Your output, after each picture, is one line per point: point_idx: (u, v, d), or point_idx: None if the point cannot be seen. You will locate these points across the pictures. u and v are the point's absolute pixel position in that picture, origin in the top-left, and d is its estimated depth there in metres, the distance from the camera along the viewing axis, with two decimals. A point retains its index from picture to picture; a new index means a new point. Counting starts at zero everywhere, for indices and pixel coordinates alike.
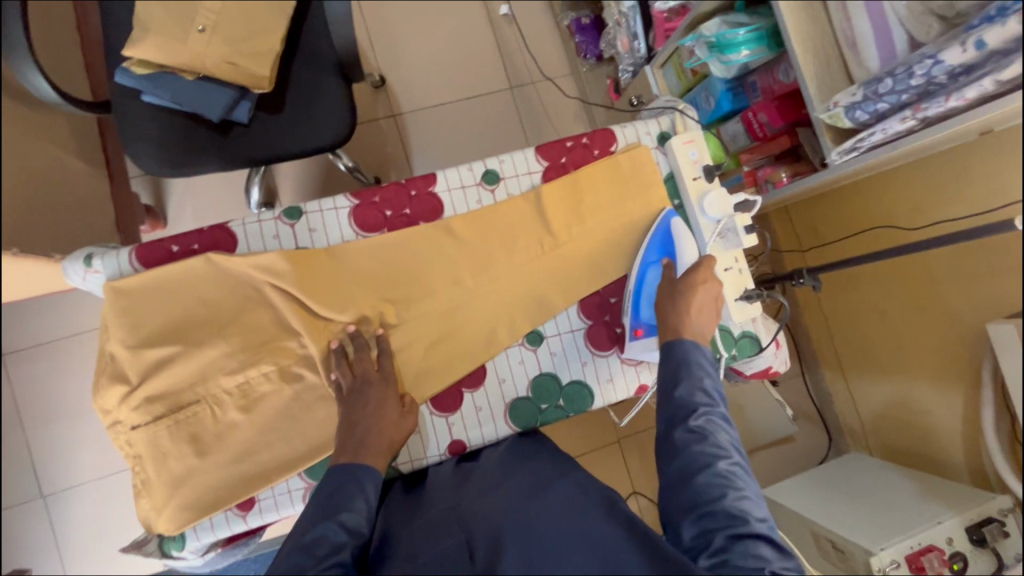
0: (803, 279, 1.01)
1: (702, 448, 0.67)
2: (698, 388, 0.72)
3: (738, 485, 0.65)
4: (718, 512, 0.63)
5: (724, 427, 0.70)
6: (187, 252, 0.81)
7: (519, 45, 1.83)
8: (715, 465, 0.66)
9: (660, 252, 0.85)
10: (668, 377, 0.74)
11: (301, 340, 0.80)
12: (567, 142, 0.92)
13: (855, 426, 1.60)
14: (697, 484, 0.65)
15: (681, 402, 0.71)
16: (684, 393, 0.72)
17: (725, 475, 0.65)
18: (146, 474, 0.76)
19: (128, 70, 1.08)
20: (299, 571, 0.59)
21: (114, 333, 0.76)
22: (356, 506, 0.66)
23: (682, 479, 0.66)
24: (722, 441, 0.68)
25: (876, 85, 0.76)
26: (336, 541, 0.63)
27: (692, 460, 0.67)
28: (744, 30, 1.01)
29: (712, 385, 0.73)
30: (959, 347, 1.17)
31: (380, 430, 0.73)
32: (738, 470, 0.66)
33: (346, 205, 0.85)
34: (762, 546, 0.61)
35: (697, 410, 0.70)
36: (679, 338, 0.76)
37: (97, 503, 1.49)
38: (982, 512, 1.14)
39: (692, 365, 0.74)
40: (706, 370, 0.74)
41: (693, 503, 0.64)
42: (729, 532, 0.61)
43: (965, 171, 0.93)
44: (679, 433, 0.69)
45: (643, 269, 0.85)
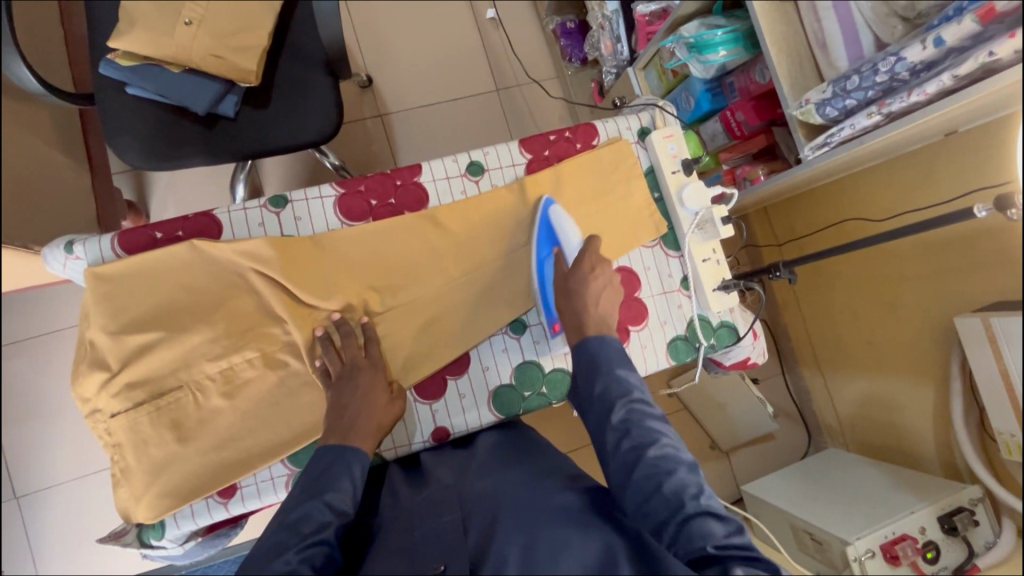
0: (779, 273, 1.04)
1: (627, 442, 0.64)
2: (612, 382, 0.69)
3: (670, 466, 0.61)
4: (656, 504, 0.59)
5: (647, 412, 0.67)
6: (170, 238, 0.81)
7: (505, 48, 1.86)
8: (643, 454, 0.63)
9: (548, 245, 0.85)
10: (586, 381, 0.71)
11: (285, 327, 0.80)
12: (550, 136, 0.94)
13: (833, 423, 1.63)
14: (632, 483, 0.61)
15: (601, 402, 0.69)
16: (600, 391, 0.69)
17: (656, 462, 0.62)
18: (125, 461, 0.76)
19: (113, 62, 1.08)
20: (284, 548, 0.60)
21: (95, 319, 0.75)
22: (342, 486, 0.66)
23: (618, 479, 0.63)
24: (647, 428, 0.65)
25: (844, 82, 0.79)
26: (321, 519, 0.63)
27: (622, 458, 0.63)
28: (721, 32, 1.05)
29: (627, 374, 0.70)
30: (928, 339, 1.21)
31: (364, 415, 0.73)
32: (669, 451, 0.63)
33: (332, 193, 0.86)
34: (706, 521, 0.57)
35: (617, 405, 0.68)
36: (584, 337, 0.74)
37: (72, 505, 1.45)
38: (954, 501, 1.16)
39: (605, 365, 0.71)
40: (618, 361, 0.71)
41: (633, 501, 0.61)
42: (669, 517, 0.58)
43: (930, 169, 0.98)
44: (606, 435, 0.66)
45: (540, 266, 0.85)
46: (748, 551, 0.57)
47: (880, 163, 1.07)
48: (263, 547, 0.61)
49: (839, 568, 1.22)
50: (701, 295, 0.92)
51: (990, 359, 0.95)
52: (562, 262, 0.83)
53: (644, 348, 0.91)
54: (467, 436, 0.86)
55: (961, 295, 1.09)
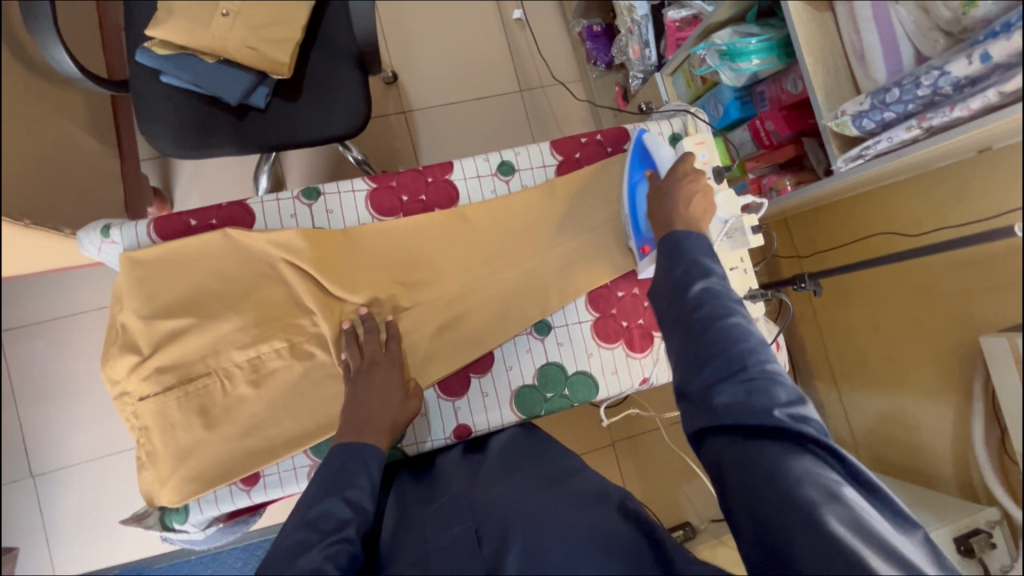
0: (805, 284, 1.04)
1: (704, 312, 0.64)
2: (693, 262, 0.69)
3: (745, 338, 0.62)
4: (724, 364, 0.61)
5: (727, 291, 0.66)
6: (204, 226, 0.81)
7: (531, 49, 1.86)
8: (718, 323, 0.63)
9: (642, 167, 0.87)
10: (665, 261, 0.70)
11: (313, 319, 0.80)
12: (581, 138, 0.94)
13: (846, 436, 1.62)
14: (701, 344, 0.63)
15: (679, 276, 0.68)
16: (681, 268, 0.68)
17: (731, 331, 0.62)
18: (152, 444, 0.77)
19: (149, 50, 1.10)
20: (305, 547, 0.58)
21: (129, 302, 0.76)
22: (359, 482, 0.66)
23: (688, 344, 0.64)
24: (726, 304, 0.64)
25: (883, 95, 0.79)
26: (341, 516, 0.62)
27: (697, 324, 0.64)
28: (756, 40, 1.05)
29: (708, 257, 0.69)
30: (950, 356, 1.19)
31: (387, 408, 0.74)
32: (745, 325, 0.63)
33: (363, 188, 0.86)
34: (773, 388, 0.60)
35: (697, 281, 0.67)
36: (672, 230, 0.74)
37: (86, 486, 1.48)
38: (969, 523, 1.14)
39: (688, 249, 0.70)
40: (704, 249, 0.70)
41: (701, 363, 0.62)
42: (738, 378, 0.60)
43: (960, 185, 0.96)
44: (681, 301, 0.66)
45: (633, 188, 0.86)
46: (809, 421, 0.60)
47: (911, 176, 1.06)
48: (280, 549, 0.59)
49: None
50: None
51: (1015, 379, 0.93)
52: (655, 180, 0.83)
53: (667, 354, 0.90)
54: (482, 439, 0.85)
55: (982, 317, 1.07)
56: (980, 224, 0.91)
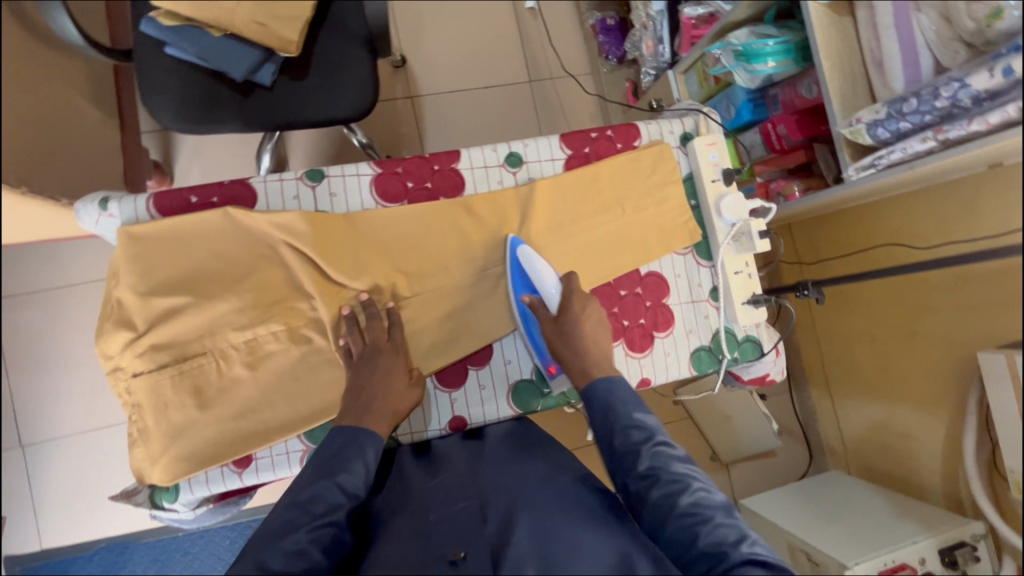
0: (808, 292, 1.02)
1: (659, 492, 0.61)
2: (633, 427, 0.66)
3: (708, 516, 0.59)
4: (698, 559, 0.58)
5: (672, 456, 0.64)
6: (204, 203, 0.79)
7: (542, 39, 1.84)
8: (678, 505, 0.60)
9: (522, 291, 0.83)
10: (602, 429, 0.68)
11: (312, 303, 0.79)
12: (592, 133, 0.92)
13: (837, 445, 1.69)
14: (668, 535, 0.60)
15: (624, 453, 0.65)
16: (620, 438, 0.66)
17: (691, 510, 0.59)
18: (144, 422, 0.76)
19: (154, 20, 1.07)
20: (293, 527, 0.59)
21: (126, 278, 0.75)
22: (355, 469, 0.66)
23: (658, 532, 0.61)
24: (675, 473, 0.62)
25: (900, 104, 0.78)
26: (332, 500, 0.62)
27: (656, 510, 0.61)
28: (773, 42, 1.03)
29: (645, 419, 0.67)
30: (944, 370, 1.20)
31: (385, 397, 0.73)
32: (701, 496, 0.60)
33: (368, 172, 0.84)
34: (753, 572, 0.56)
35: (642, 452, 0.64)
36: (591, 382, 0.71)
37: (75, 458, 1.51)
38: (956, 535, 1.20)
39: (618, 408, 0.68)
40: (633, 403, 0.68)
41: (676, 551, 0.59)
42: (717, 572, 0.56)
43: (961, 203, 0.96)
44: (633, 483, 0.64)
45: (522, 315, 0.83)
46: None
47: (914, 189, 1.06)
48: (272, 523, 0.61)
49: None
50: (730, 308, 0.91)
51: (1013, 398, 0.93)
52: (539, 310, 0.80)
53: (667, 356, 0.90)
54: (478, 431, 0.84)
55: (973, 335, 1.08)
56: (974, 243, 0.90)
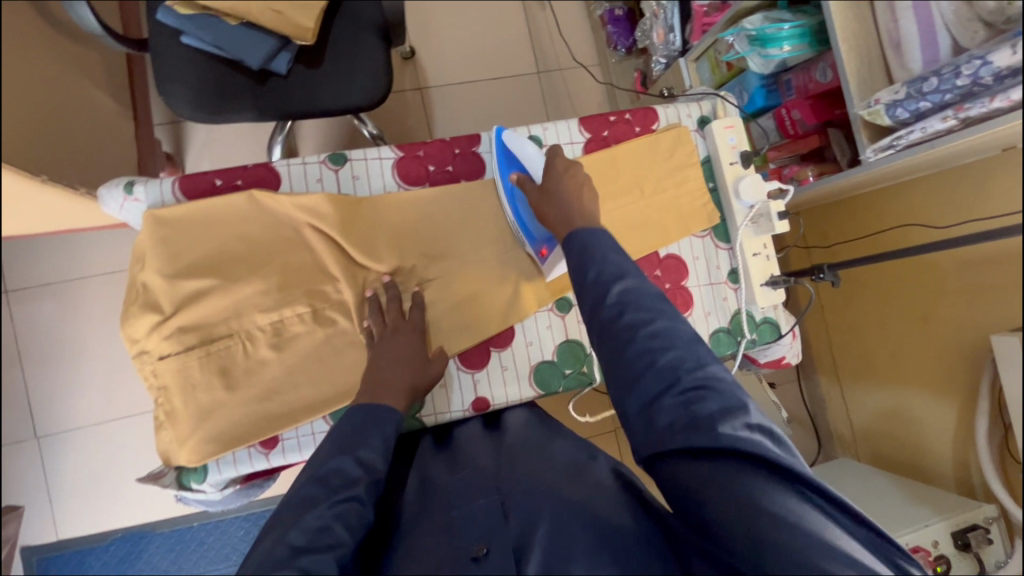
0: (824, 275, 1.00)
1: (627, 320, 0.61)
2: (608, 265, 0.65)
3: (672, 343, 0.59)
4: (655, 377, 0.58)
5: (644, 292, 0.63)
6: (229, 187, 0.80)
7: (551, 31, 1.84)
8: (643, 332, 0.60)
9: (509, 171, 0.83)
10: (577, 268, 0.66)
11: (337, 285, 0.80)
12: (610, 116, 0.93)
13: (846, 434, 1.70)
14: (629, 358, 0.59)
15: (596, 285, 0.64)
16: (595, 272, 0.65)
17: (657, 337, 0.59)
18: (172, 404, 0.77)
19: (169, 9, 1.08)
20: (315, 501, 0.57)
21: (152, 261, 0.76)
22: (373, 444, 0.64)
23: (617, 357, 0.60)
24: (645, 308, 0.61)
25: (920, 83, 0.78)
26: (351, 474, 0.60)
27: (621, 335, 0.60)
28: (788, 26, 1.04)
29: (621, 259, 0.66)
30: (953, 357, 1.21)
31: (400, 370, 0.74)
32: (667, 328, 0.60)
33: (390, 156, 0.85)
34: (707, 393, 0.56)
35: (614, 284, 0.63)
36: (572, 230, 0.69)
37: (90, 449, 1.52)
38: (969, 518, 1.21)
39: (595, 249, 0.67)
40: (612, 247, 0.67)
41: (632, 374, 0.59)
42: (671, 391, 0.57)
43: (968, 185, 0.97)
44: (602, 312, 0.63)
45: (511, 198, 0.83)
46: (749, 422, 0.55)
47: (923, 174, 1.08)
48: (292, 502, 0.58)
49: None
50: (748, 290, 0.92)
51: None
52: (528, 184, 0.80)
53: None
54: (496, 416, 0.85)
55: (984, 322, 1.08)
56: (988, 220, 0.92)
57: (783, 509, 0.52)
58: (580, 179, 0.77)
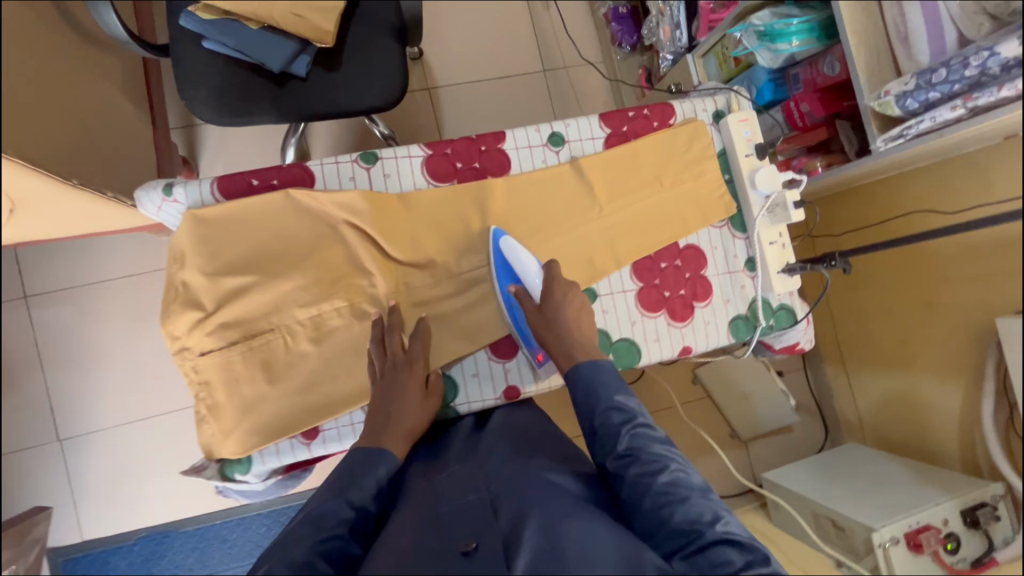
0: (835, 263, 1.02)
1: (637, 470, 0.65)
2: (613, 408, 0.70)
3: (684, 494, 0.63)
4: (670, 534, 0.61)
5: (651, 437, 0.68)
6: (266, 186, 0.82)
7: (555, 30, 1.87)
8: (655, 483, 0.63)
9: (507, 279, 0.84)
10: (584, 412, 0.72)
11: (372, 279, 0.82)
12: (629, 112, 0.95)
13: (853, 420, 1.74)
14: (645, 510, 0.63)
15: (604, 433, 0.69)
16: (601, 418, 0.70)
17: (668, 489, 0.63)
18: (216, 398, 0.79)
19: (193, 15, 1.10)
20: (302, 539, 0.60)
21: (194, 259, 0.78)
22: (366, 484, 0.67)
23: (633, 510, 0.64)
24: (655, 456, 0.66)
25: (930, 74, 0.82)
26: (341, 516, 0.63)
27: (633, 487, 0.64)
28: (797, 21, 1.06)
29: (625, 400, 0.71)
30: (958, 341, 1.25)
31: (401, 414, 0.75)
32: (679, 477, 0.64)
33: (419, 154, 0.87)
34: (724, 546, 0.60)
35: (622, 432, 0.68)
36: (574, 367, 0.75)
37: (112, 450, 1.54)
38: (978, 497, 1.25)
39: (599, 389, 0.72)
40: (615, 386, 0.72)
41: (651, 530, 0.62)
42: (690, 546, 0.60)
43: (962, 176, 1.00)
44: (613, 462, 0.67)
45: (507, 305, 0.84)
46: (766, 572, 0.59)
47: (923, 165, 1.11)
48: (287, 536, 0.62)
49: (858, 553, 1.32)
50: (765, 277, 0.95)
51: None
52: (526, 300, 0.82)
53: (707, 325, 0.94)
54: (487, 418, 0.87)
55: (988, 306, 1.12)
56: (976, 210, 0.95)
57: None
58: (577, 305, 0.81)
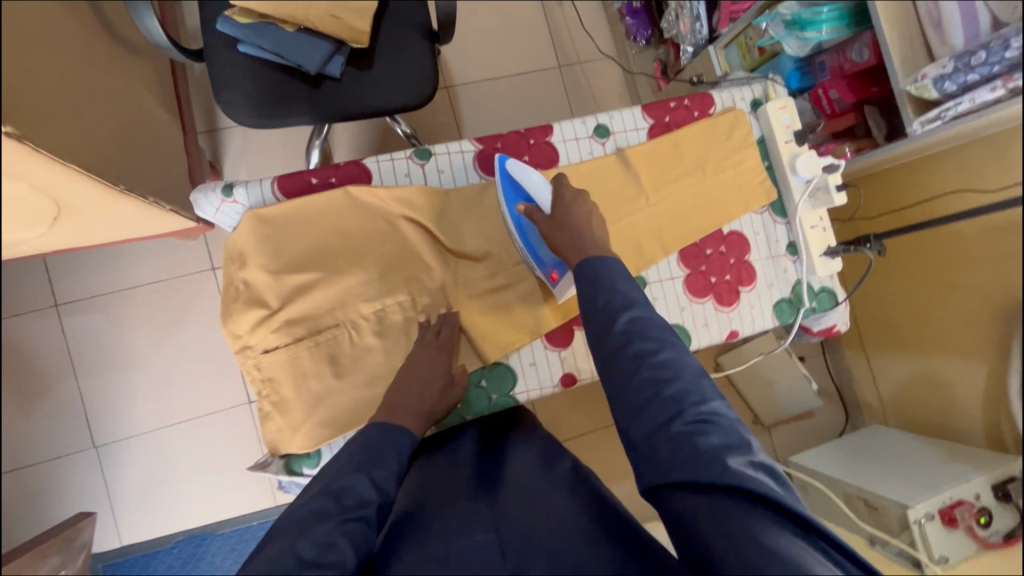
0: (869, 245, 1.04)
1: (636, 347, 0.63)
2: (617, 295, 0.68)
3: (678, 372, 0.60)
4: (658, 405, 0.58)
5: (651, 323, 0.65)
6: (324, 184, 0.84)
7: (569, 25, 1.89)
8: (651, 359, 0.61)
9: (515, 199, 0.84)
10: (587, 296, 0.70)
11: (431, 273, 0.84)
12: (670, 103, 0.98)
13: (874, 403, 1.76)
14: (637, 382, 0.61)
15: (603, 313, 0.67)
16: (603, 303, 0.68)
17: (663, 365, 0.60)
18: (283, 393, 0.81)
19: (230, 19, 1.12)
20: (323, 517, 0.56)
21: (257, 258, 0.80)
22: (387, 466, 0.64)
23: (625, 383, 0.62)
24: (650, 339, 0.63)
25: (969, 57, 0.84)
26: (363, 495, 0.60)
27: (628, 364, 0.62)
28: (827, 9, 1.08)
29: (629, 291, 0.69)
30: (981, 314, 1.24)
31: (423, 390, 0.75)
32: (675, 359, 0.62)
33: (471, 149, 0.89)
34: (710, 423, 0.56)
35: (621, 315, 0.66)
36: (583, 260, 0.73)
37: (146, 455, 1.55)
38: (1007, 471, 1.26)
39: (605, 281, 0.70)
40: (623, 279, 0.70)
41: (639, 404, 0.59)
42: (675, 417, 0.57)
43: (1000, 154, 1.03)
44: (610, 342, 0.65)
45: (518, 223, 0.84)
46: (747, 456, 0.55)
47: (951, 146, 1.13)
48: (297, 514, 0.57)
49: (894, 531, 1.34)
50: (808, 260, 0.97)
51: None
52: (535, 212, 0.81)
53: (752, 309, 0.96)
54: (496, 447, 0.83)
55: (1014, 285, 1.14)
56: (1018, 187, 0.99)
57: (784, 546, 0.50)
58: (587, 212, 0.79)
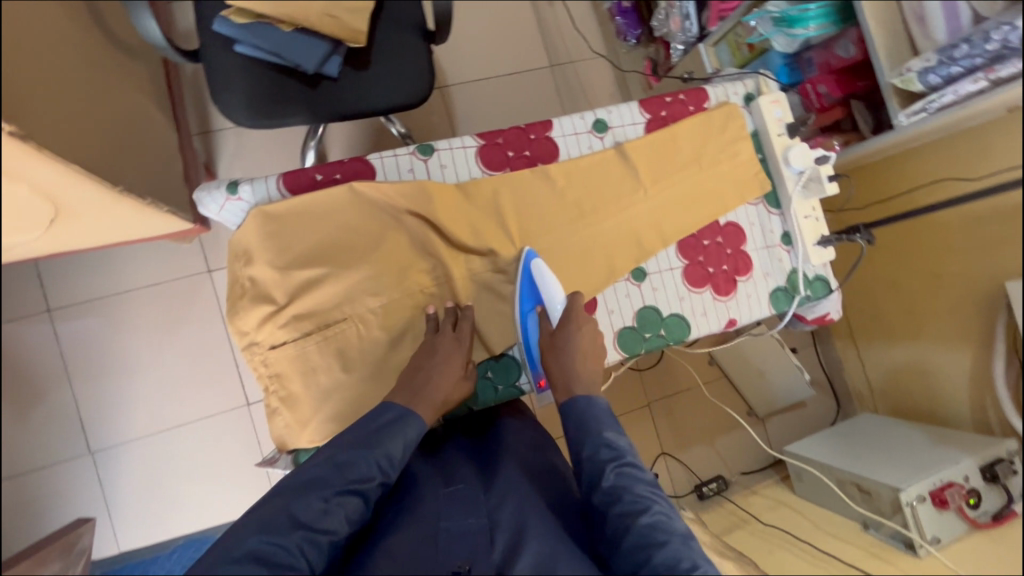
0: (859, 237, 1.07)
1: (619, 509, 0.61)
2: (602, 444, 0.68)
3: (663, 538, 0.58)
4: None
5: (637, 477, 0.64)
6: (329, 180, 0.85)
7: (559, 26, 1.91)
8: (635, 524, 0.60)
9: (531, 302, 0.87)
10: (574, 440, 0.70)
11: (436, 267, 0.86)
12: (667, 97, 1.00)
13: (864, 391, 1.80)
14: (623, 549, 0.59)
15: (589, 465, 0.66)
16: (588, 453, 0.67)
17: (648, 531, 0.59)
18: (291, 388, 0.81)
19: (226, 19, 1.12)
20: (321, 485, 0.60)
21: (264, 254, 0.81)
22: (392, 445, 0.66)
23: (613, 545, 0.61)
24: (638, 494, 0.62)
25: (952, 50, 0.87)
26: (364, 471, 0.63)
27: (614, 526, 0.61)
28: (813, 7, 1.11)
29: (614, 438, 0.68)
30: (966, 309, 1.28)
31: (436, 382, 0.76)
32: (662, 519, 0.60)
33: (473, 144, 0.91)
34: None
35: (607, 469, 0.65)
36: (571, 399, 0.74)
37: (143, 461, 1.53)
38: (995, 453, 1.27)
39: (592, 426, 0.70)
40: (607, 423, 0.70)
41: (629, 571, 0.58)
42: None
43: (983, 146, 1.07)
44: (595, 498, 0.64)
45: (524, 321, 0.87)
46: None
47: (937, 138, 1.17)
48: (298, 478, 0.61)
49: (886, 515, 1.36)
50: (803, 250, 0.99)
51: None
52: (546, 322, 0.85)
53: (749, 297, 0.99)
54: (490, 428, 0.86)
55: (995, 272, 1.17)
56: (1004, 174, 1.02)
57: None
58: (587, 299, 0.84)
